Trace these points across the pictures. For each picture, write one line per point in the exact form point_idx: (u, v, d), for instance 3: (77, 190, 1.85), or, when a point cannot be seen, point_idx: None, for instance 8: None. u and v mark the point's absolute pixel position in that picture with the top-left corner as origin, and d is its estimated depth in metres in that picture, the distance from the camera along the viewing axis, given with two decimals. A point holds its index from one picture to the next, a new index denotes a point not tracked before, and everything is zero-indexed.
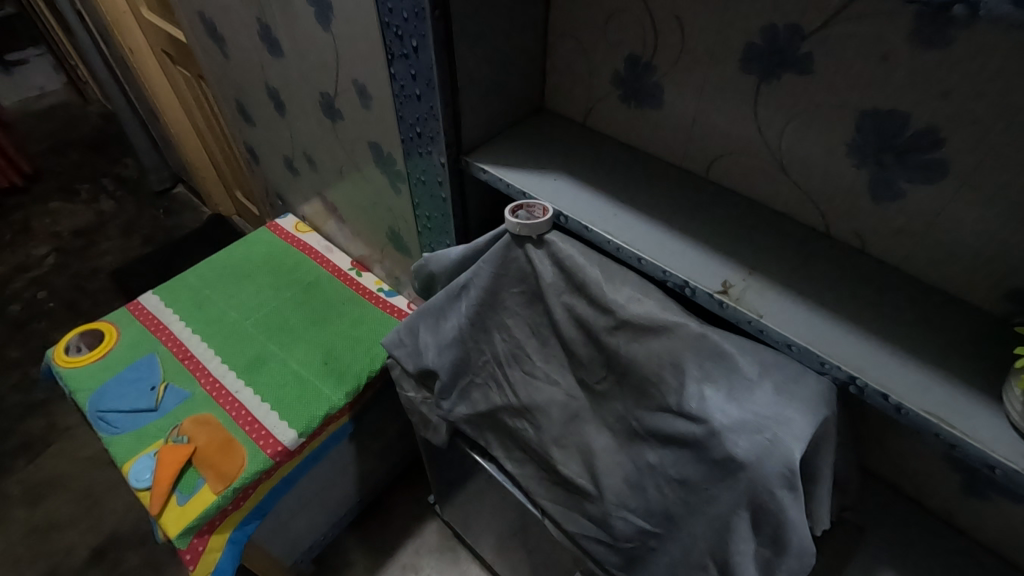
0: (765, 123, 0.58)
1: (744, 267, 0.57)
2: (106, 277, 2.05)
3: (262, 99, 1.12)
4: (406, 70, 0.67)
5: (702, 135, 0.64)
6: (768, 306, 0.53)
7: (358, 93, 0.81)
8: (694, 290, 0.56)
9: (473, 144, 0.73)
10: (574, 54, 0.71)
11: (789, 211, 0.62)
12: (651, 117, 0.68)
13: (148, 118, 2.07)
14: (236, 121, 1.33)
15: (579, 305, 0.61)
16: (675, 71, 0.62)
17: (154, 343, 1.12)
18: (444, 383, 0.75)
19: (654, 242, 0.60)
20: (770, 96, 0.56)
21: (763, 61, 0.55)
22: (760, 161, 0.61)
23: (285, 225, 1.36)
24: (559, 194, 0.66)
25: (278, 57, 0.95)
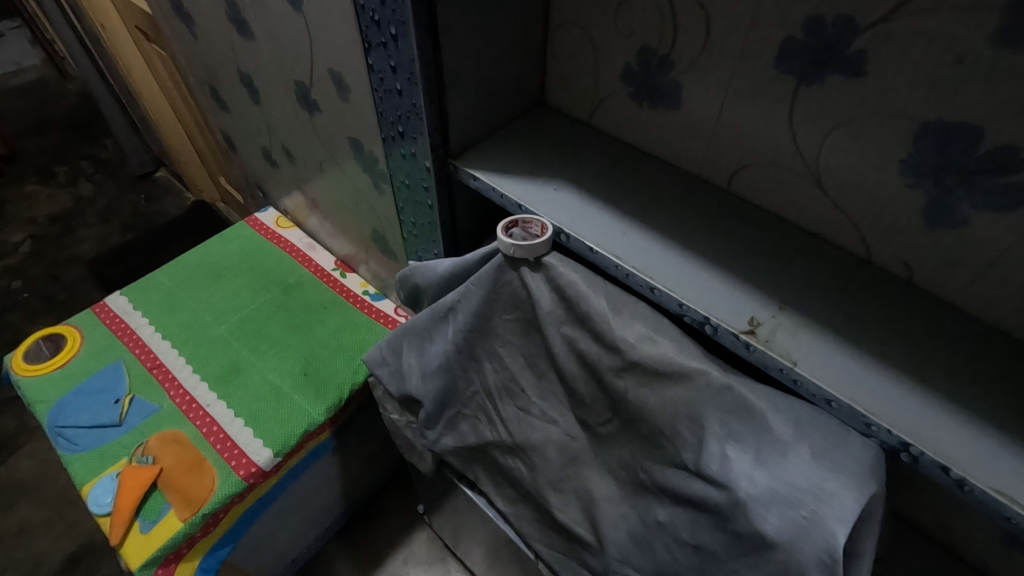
0: (802, 133, 0.50)
1: (774, 300, 0.49)
2: (83, 266, 1.96)
3: (236, 86, 1.02)
4: (384, 61, 0.58)
5: (725, 140, 0.56)
6: (802, 351, 0.46)
7: (335, 83, 0.72)
8: (716, 328, 0.48)
9: (463, 146, 0.64)
10: (579, 44, 0.62)
11: (825, 232, 0.54)
12: (666, 119, 0.59)
13: (125, 97, 1.96)
14: (212, 106, 1.23)
15: (581, 339, 0.53)
16: (698, 68, 0.53)
17: (120, 350, 1.04)
18: (428, 413, 0.68)
19: (669, 268, 0.52)
20: (810, 100, 0.48)
21: (804, 59, 0.46)
22: (794, 175, 0.53)
23: (265, 220, 1.27)
24: (560, 208, 0.57)
25: (249, 40, 0.85)
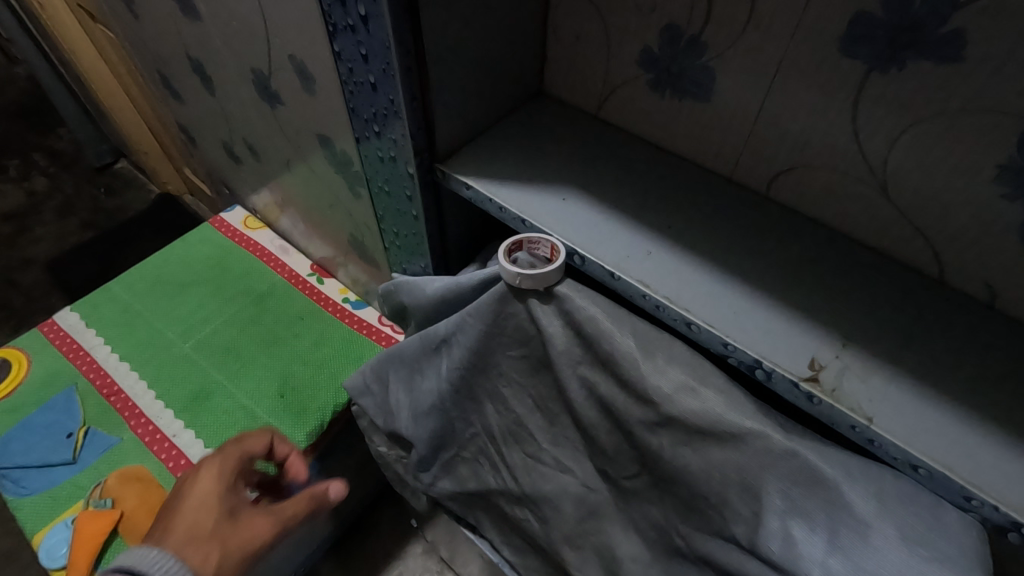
0: (867, 131, 0.41)
1: (837, 335, 0.41)
2: (40, 269, 1.82)
3: (188, 73, 0.90)
4: (353, 48, 0.47)
5: (768, 136, 0.47)
6: (876, 403, 0.38)
7: (297, 72, 0.61)
8: (771, 374, 0.40)
9: (451, 148, 0.54)
10: (587, 22, 0.52)
11: (887, 247, 0.45)
12: (693, 112, 0.50)
13: (75, 83, 1.79)
14: (165, 95, 1.10)
15: (601, 383, 0.44)
16: (737, 50, 0.44)
17: (74, 374, 0.93)
18: (421, 456, 0.59)
19: (707, 297, 0.43)
20: (882, 91, 0.39)
21: (879, 40, 0.37)
22: (852, 181, 0.44)
23: (232, 220, 1.15)
24: (572, 223, 0.48)
25: (197, 22, 0.73)
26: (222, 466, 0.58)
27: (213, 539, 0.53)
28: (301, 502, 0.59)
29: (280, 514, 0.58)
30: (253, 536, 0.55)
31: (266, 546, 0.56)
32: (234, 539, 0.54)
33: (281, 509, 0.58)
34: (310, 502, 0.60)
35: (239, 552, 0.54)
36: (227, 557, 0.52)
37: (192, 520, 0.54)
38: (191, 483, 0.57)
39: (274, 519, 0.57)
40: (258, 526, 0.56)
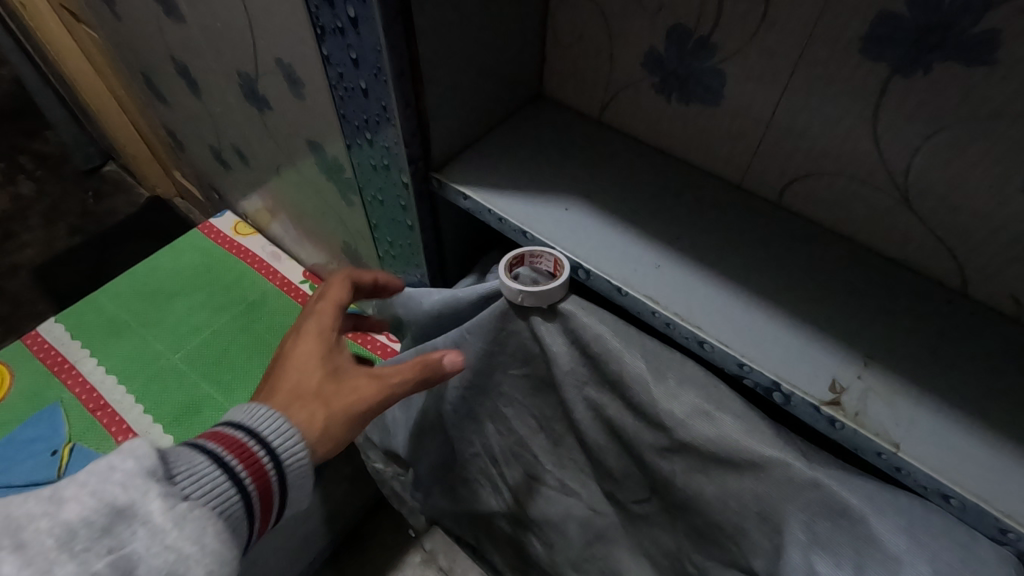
0: (888, 137, 0.39)
1: (858, 354, 0.39)
2: (27, 276, 1.79)
3: (173, 76, 0.87)
4: (342, 52, 0.45)
5: (781, 143, 0.44)
6: (903, 428, 0.35)
7: (285, 76, 0.59)
8: (790, 397, 0.37)
9: (447, 155, 0.52)
10: (590, 23, 0.50)
11: (907, 257, 0.43)
12: (702, 117, 0.48)
13: (60, 84, 1.75)
14: (150, 98, 1.07)
15: (609, 405, 0.42)
16: (749, 53, 0.42)
17: (59, 388, 0.90)
18: (420, 475, 0.58)
19: (719, 314, 0.41)
20: (905, 95, 0.37)
21: (903, 41, 0.35)
22: (871, 189, 0.42)
23: (222, 226, 1.12)
24: (576, 235, 0.46)
25: (180, 24, 0.70)
26: (322, 327, 0.45)
27: (316, 398, 0.41)
28: (410, 368, 0.43)
29: (387, 380, 0.43)
30: (357, 400, 0.42)
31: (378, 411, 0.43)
32: (341, 396, 0.42)
33: (389, 373, 0.44)
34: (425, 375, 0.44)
35: (345, 415, 0.42)
36: (333, 420, 0.41)
37: (295, 379, 0.42)
38: (292, 339, 0.45)
39: (381, 385, 0.43)
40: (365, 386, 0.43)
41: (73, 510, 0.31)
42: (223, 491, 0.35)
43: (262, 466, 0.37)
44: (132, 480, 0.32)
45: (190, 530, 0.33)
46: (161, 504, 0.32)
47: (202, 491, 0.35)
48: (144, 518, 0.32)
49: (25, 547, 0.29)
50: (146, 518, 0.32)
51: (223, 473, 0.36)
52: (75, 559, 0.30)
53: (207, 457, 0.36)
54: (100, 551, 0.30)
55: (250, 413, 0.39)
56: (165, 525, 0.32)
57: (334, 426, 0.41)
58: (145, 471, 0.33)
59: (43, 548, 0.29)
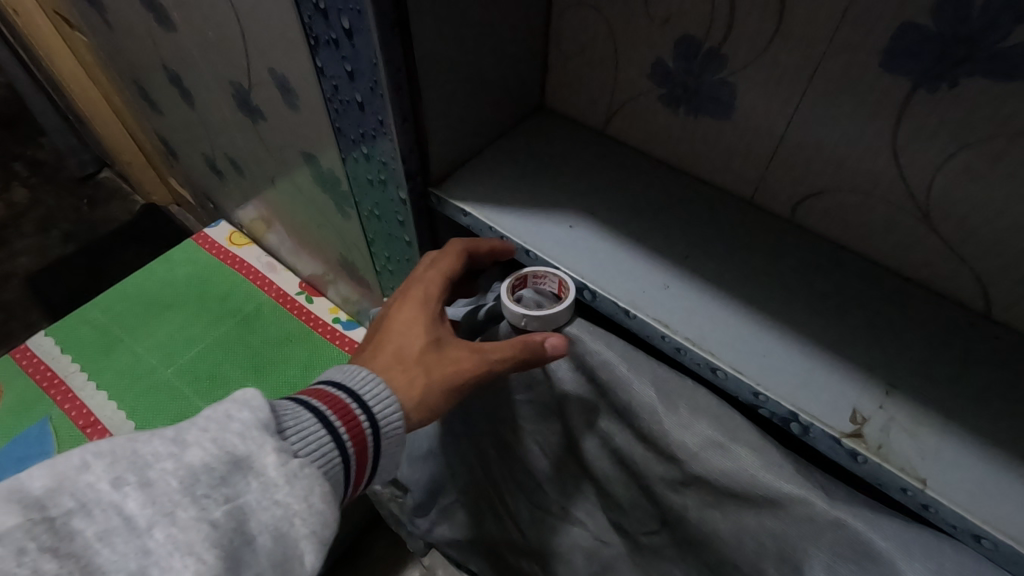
0: (909, 153, 0.37)
1: (879, 381, 0.37)
2: (20, 284, 1.77)
3: (165, 85, 0.85)
4: (337, 64, 0.43)
5: (794, 158, 0.43)
6: (929, 462, 0.34)
7: (278, 86, 0.57)
8: (809, 429, 0.35)
9: (446, 170, 0.50)
10: (594, 32, 0.48)
11: (926, 277, 0.41)
12: (711, 130, 0.46)
13: (54, 91, 1.73)
14: (143, 106, 1.05)
15: (617, 434, 0.41)
16: (761, 64, 0.40)
17: (48, 404, 0.88)
18: (418, 501, 0.56)
19: (732, 338, 0.39)
20: (927, 110, 0.35)
21: (927, 53, 0.33)
22: (889, 206, 0.40)
23: (216, 236, 1.10)
24: (581, 254, 0.44)
25: (171, 32, 0.68)
26: (428, 293, 0.44)
27: (415, 368, 0.41)
28: (509, 347, 0.39)
29: (485, 357, 0.40)
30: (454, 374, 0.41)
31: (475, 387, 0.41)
32: (437, 369, 0.40)
33: (488, 347, 0.41)
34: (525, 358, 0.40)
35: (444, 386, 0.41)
36: (428, 390, 0.40)
37: (398, 345, 0.42)
38: (401, 302, 0.44)
39: (479, 361, 0.40)
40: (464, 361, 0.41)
41: (196, 453, 0.30)
42: (327, 450, 0.35)
43: (362, 427, 0.37)
44: (249, 432, 0.32)
45: (301, 487, 0.32)
46: (277, 459, 0.32)
47: (310, 447, 0.34)
48: (258, 472, 0.31)
49: (149, 485, 0.29)
50: (261, 472, 0.31)
51: (327, 435, 0.35)
52: (195, 504, 0.29)
53: (314, 414, 0.35)
54: (218, 499, 0.30)
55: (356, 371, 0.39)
56: (279, 482, 0.32)
57: (431, 397, 0.41)
58: (261, 424, 0.33)
59: (165, 490, 0.29)
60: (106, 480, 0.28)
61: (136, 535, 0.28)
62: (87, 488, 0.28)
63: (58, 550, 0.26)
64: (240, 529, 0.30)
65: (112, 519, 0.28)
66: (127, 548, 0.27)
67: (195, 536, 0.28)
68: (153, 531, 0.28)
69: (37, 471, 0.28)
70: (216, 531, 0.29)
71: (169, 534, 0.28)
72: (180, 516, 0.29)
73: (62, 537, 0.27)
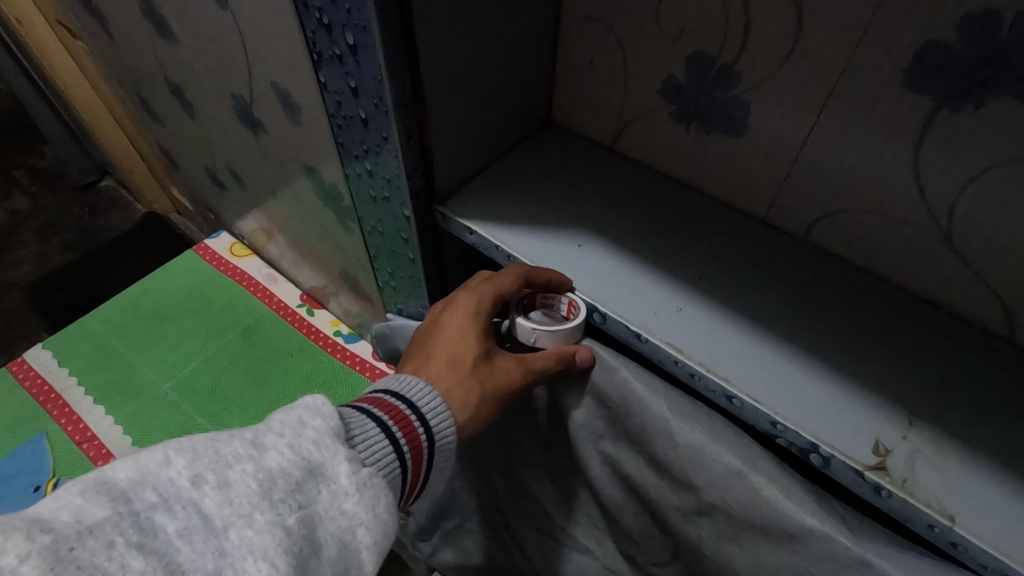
0: (930, 174, 0.36)
1: (901, 410, 0.36)
2: (20, 293, 1.76)
3: (167, 97, 0.84)
4: (341, 80, 0.42)
5: (809, 177, 0.42)
6: (957, 497, 0.32)
7: (281, 100, 0.56)
8: (831, 461, 0.34)
9: (452, 187, 0.49)
10: (603, 48, 0.47)
11: (946, 300, 0.40)
12: (723, 148, 0.45)
13: (55, 99, 1.72)
14: (144, 116, 1.04)
15: (628, 462, 0.41)
16: (776, 82, 0.39)
17: (44, 419, 0.87)
18: (421, 525, 0.55)
19: (748, 362, 0.38)
20: (950, 132, 0.34)
21: (950, 74, 0.32)
22: (907, 228, 0.39)
23: (217, 247, 1.09)
24: (590, 274, 0.43)
25: (172, 44, 0.68)
26: (479, 301, 0.41)
27: (466, 383, 0.39)
28: (557, 356, 0.39)
29: (535, 367, 0.39)
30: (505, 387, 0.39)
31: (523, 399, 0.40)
32: (490, 383, 0.39)
33: (536, 358, 0.40)
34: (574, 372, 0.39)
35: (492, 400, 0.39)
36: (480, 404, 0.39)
37: (446, 356, 0.40)
38: (449, 307, 0.42)
39: (529, 373, 0.39)
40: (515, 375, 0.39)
41: (275, 456, 0.30)
42: (390, 460, 0.34)
43: (421, 439, 0.35)
44: (323, 439, 0.31)
45: (369, 498, 0.31)
46: (348, 467, 0.31)
47: (375, 457, 0.33)
48: (330, 480, 0.30)
49: (228, 485, 0.28)
50: (332, 480, 0.31)
51: (390, 445, 0.34)
52: (272, 509, 0.28)
53: (381, 420, 0.34)
54: (293, 505, 0.29)
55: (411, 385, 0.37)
56: (349, 491, 0.31)
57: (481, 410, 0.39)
58: (334, 431, 0.32)
59: (242, 492, 0.28)
60: (188, 477, 0.28)
61: (214, 534, 0.27)
62: (169, 484, 0.27)
63: (144, 545, 0.25)
64: (310, 538, 0.29)
65: (191, 517, 0.27)
66: (205, 548, 0.26)
67: (270, 541, 0.27)
68: (229, 533, 0.27)
69: (124, 464, 0.27)
70: (289, 538, 0.28)
71: (245, 537, 0.27)
72: (257, 519, 0.27)
73: (147, 533, 0.26)
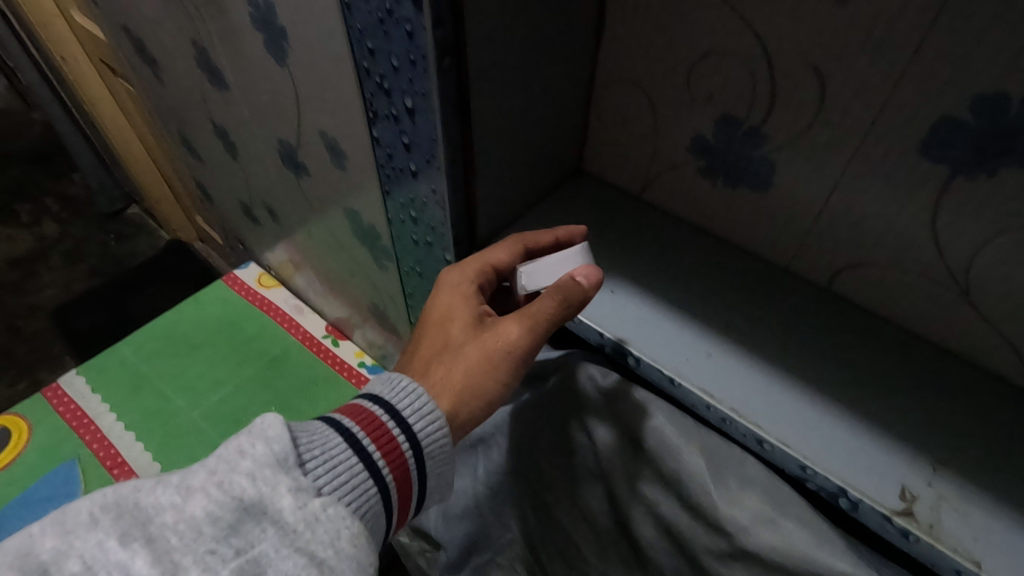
0: (949, 233, 0.38)
1: (926, 456, 0.37)
2: (45, 317, 1.80)
3: (211, 138, 0.89)
4: (394, 137, 0.45)
5: (832, 232, 0.44)
6: (983, 544, 0.34)
7: (328, 148, 0.59)
8: (859, 505, 0.36)
9: (491, 234, 0.52)
10: (634, 107, 0.50)
11: (967, 351, 0.42)
12: (749, 201, 0.48)
13: (91, 131, 1.79)
14: (183, 152, 1.09)
15: (662, 501, 0.43)
16: (801, 144, 0.42)
17: (77, 444, 0.89)
18: (450, 560, 0.55)
19: (775, 407, 0.40)
20: (967, 195, 0.36)
21: (964, 144, 0.35)
22: (928, 281, 0.41)
23: (246, 278, 1.12)
24: (624, 319, 0.45)
25: (223, 91, 0.72)
26: (466, 277, 0.46)
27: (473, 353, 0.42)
28: (544, 299, 0.40)
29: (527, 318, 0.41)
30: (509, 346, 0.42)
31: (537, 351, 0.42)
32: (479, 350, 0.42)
33: (527, 313, 0.41)
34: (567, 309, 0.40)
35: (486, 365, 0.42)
36: (473, 372, 0.42)
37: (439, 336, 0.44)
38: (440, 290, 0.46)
39: (528, 325, 0.41)
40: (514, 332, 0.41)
41: (197, 504, 0.30)
42: (354, 480, 0.35)
43: (392, 444, 0.37)
44: (258, 472, 0.32)
45: (321, 530, 0.31)
46: (292, 501, 0.31)
47: (328, 483, 0.34)
48: (273, 517, 0.31)
49: (153, 540, 0.30)
50: (275, 517, 0.31)
51: (346, 467, 0.35)
52: (200, 560, 0.29)
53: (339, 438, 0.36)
54: (227, 554, 0.30)
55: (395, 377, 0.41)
56: (296, 527, 0.31)
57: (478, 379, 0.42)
58: (273, 461, 0.32)
59: (168, 546, 0.29)
60: (115, 538, 0.29)
61: None
62: (95, 549, 0.29)
63: None
64: None
65: None
66: None
67: None
68: None
69: (51, 531, 0.29)
70: None
71: None
72: None
73: None
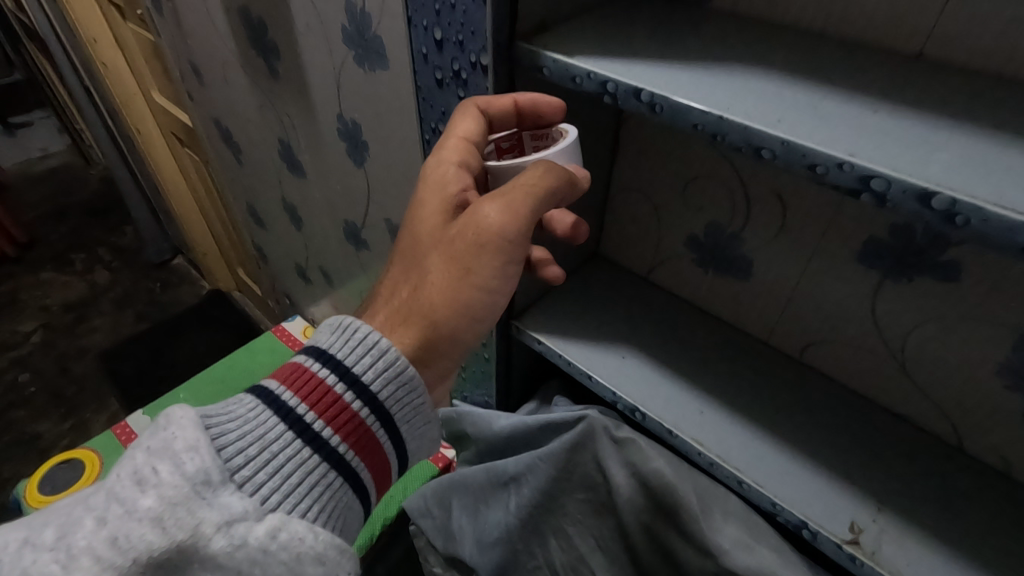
0: (886, 321, 0.50)
1: (872, 498, 0.47)
2: (93, 358, 1.94)
3: (278, 211, 1.04)
4: None
5: (800, 315, 0.56)
6: (913, 567, 0.42)
7: (390, 231, 0.73)
8: (817, 535, 0.44)
9: (524, 307, 0.63)
10: (641, 209, 0.63)
11: (909, 414, 0.52)
12: (734, 287, 0.60)
13: (151, 192, 1.96)
14: (246, 218, 1.24)
15: (663, 530, 0.53)
16: (771, 248, 0.54)
17: None
18: None
19: (750, 454, 0.50)
20: (895, 293, 0.48)
21: (889, 258, 0.47)
22: (874, 356, 0.52)
23: (293, 330, 1.24)
24: (631, 380, 0.56)
25: (299, 177, 0.87)
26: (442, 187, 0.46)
27: (463, 249, 0.43)
28: (519, 187, 0.42)
29: (501, 203, 0.42)
30: (500, 228, 0.43)
31: (527, 233, 0.43)
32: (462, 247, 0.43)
33: (504, 199, 0.42)
34: (556, 178, 0.42)
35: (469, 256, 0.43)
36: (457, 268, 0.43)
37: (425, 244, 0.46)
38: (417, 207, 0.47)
39: (506, 205, 0.42)
40: (498, 212, 0.42)
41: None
42: (288, 491, 0.38)
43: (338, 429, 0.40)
44: (166, 521, 0.33)
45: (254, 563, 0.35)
46: (218, 541, 0.34)
47: (254, 501, 0.37)
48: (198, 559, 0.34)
49: None
50: (203, 557, 0.34)
51: (271, 486, 0.38)
52: None
53: (260, 458, 0.38)
54: None
55: (357, 327, 0.42)
56: (234, 565, 0.34)
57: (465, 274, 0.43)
58: (183, 504, 0.34)
59: None
60: None
61: None
62: None
63: None
64: None
65: None
66: None
67: None
68: None
69: None
70: None
71: None
72: None
73: None
